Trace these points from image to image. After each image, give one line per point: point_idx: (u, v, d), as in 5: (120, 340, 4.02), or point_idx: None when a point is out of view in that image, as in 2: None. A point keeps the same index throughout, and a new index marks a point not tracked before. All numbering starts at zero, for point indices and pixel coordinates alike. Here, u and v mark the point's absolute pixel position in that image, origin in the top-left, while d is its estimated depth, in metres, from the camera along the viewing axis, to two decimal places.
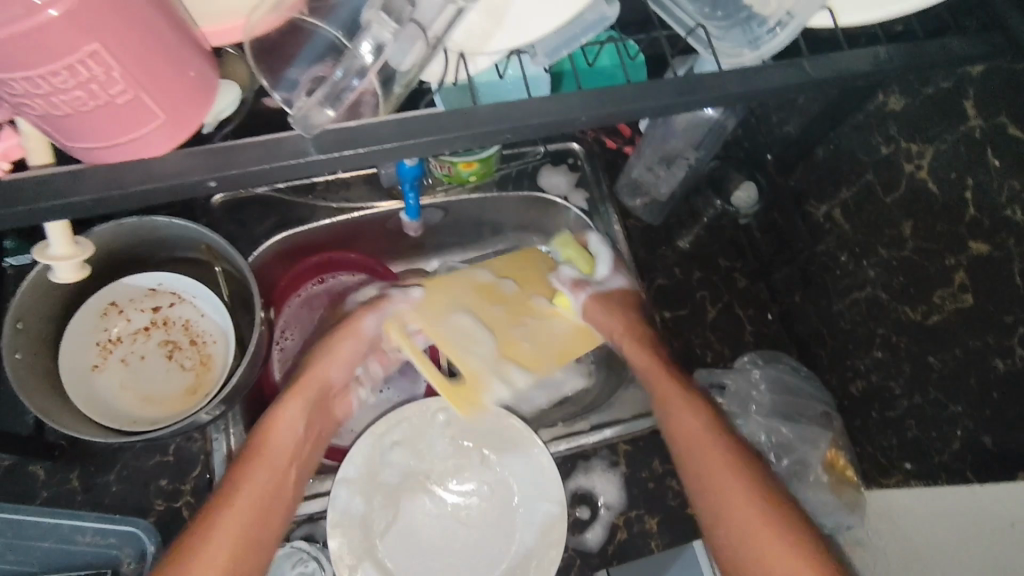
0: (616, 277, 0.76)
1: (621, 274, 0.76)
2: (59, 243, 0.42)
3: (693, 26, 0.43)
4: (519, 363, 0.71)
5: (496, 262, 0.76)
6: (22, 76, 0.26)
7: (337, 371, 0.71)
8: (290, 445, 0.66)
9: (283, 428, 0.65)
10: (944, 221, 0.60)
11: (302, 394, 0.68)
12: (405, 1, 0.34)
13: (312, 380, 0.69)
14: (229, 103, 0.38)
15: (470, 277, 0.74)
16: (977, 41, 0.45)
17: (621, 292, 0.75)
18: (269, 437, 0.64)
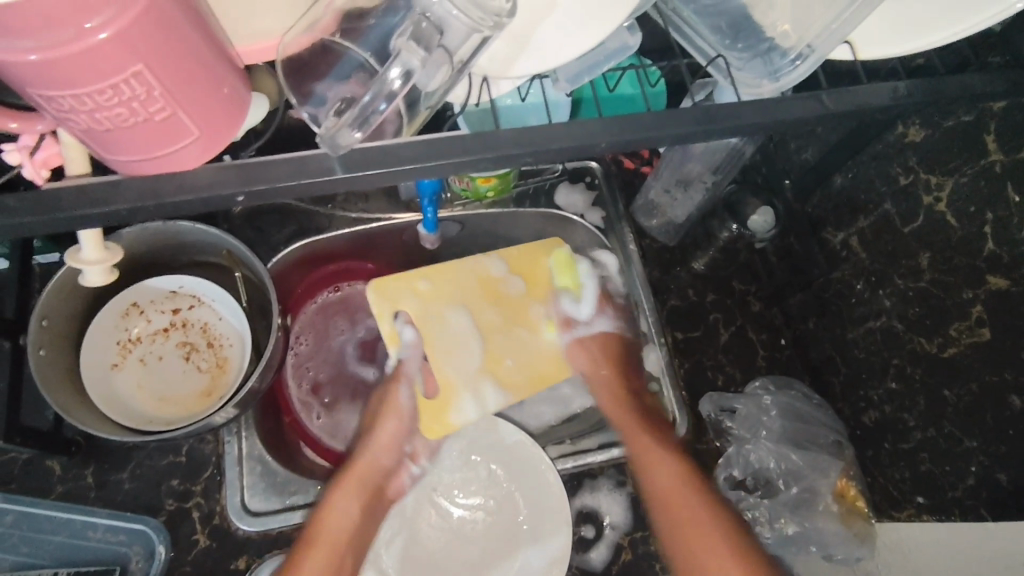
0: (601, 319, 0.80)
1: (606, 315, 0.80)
2: (89, 247, 0.43)
3: (713, 55, 0.44)
4: (496, 381, 0.74)
5: (511, 253, 0.78)
6: (71, 93, 0.27)
7: (386, 452, 0.73)
8: (349, 529, 0.67)
9: (338, 509, 0.67)
10: (963, 255, 0.60)
11: (357, 471, 0.71)
12: (434, 27, 0.34)
13: (364, 461, 0.72)
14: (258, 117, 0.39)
15: (483, 270, 0.76)
16: (999, 79, 0.45)
17: (603, 334, 0.80)
18: (324, 519, 0.66)
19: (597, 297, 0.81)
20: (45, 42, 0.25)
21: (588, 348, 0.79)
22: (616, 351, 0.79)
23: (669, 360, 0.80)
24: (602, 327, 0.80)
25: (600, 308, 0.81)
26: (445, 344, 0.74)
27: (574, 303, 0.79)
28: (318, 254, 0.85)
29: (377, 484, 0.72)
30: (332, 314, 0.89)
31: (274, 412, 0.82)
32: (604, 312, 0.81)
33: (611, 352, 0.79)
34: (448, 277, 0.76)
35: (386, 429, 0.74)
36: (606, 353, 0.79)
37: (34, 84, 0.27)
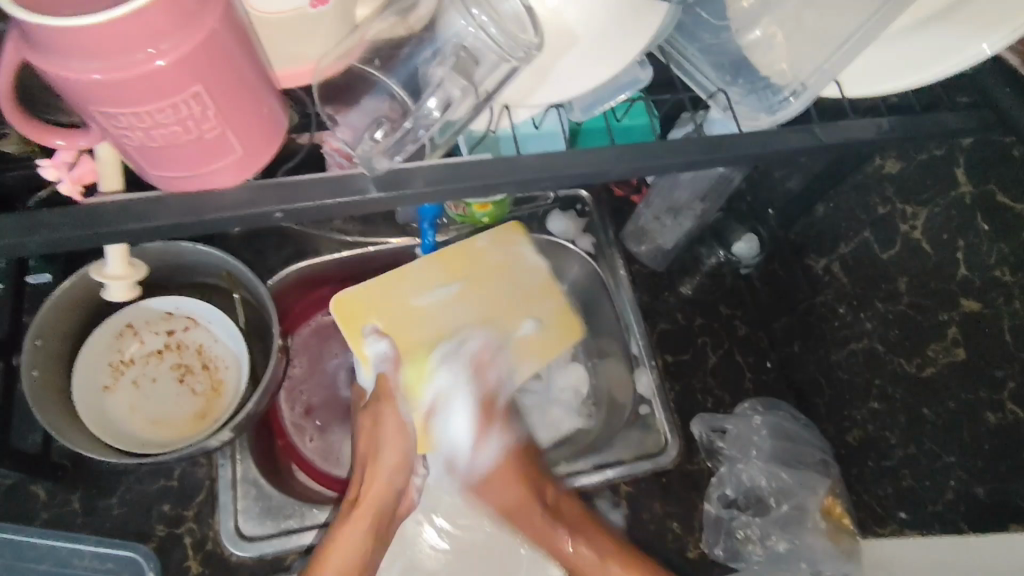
0: (489, 443, 0.72)
1: (494, 439, 0.72)
2: (116, 263, 0.44)
3: (714, 91, 0.48)
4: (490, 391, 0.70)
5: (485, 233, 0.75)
6: (131, 111, 0.29)
7: (393, 474, 0.69)
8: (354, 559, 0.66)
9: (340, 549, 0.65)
10: (939, 279, 0.64)
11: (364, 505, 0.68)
12: (472, 59, 0.38)
13: (371, 493, 0.68)
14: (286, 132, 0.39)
15: (467, 247, 0.74)
16: (968, 117, 0.49)
17: (497, 460, 0.72)
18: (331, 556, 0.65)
19: (477, 425, 0.71)
20: (110, 62, 0.27)
21: (491, 486, 0.73)
22: (527, 463, 0.73)
23: (660, 382, 0.83)
24: (494, 448, 0.73)
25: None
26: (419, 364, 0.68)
27: (451, 421, 0.69)
28: (312, 276, 0.86)
29: (385, 514, 0.69)
30: (326, 337, 0.88)
31: (266, 435, 0.81)
32: (489, 438, 0.72)
33: (512, 471, 0.73)
34: (393, 299, 0.70)
35: (388, 451, 0.69)
36: (506, 477, 0.72)
37: (95, 103, 0.28)
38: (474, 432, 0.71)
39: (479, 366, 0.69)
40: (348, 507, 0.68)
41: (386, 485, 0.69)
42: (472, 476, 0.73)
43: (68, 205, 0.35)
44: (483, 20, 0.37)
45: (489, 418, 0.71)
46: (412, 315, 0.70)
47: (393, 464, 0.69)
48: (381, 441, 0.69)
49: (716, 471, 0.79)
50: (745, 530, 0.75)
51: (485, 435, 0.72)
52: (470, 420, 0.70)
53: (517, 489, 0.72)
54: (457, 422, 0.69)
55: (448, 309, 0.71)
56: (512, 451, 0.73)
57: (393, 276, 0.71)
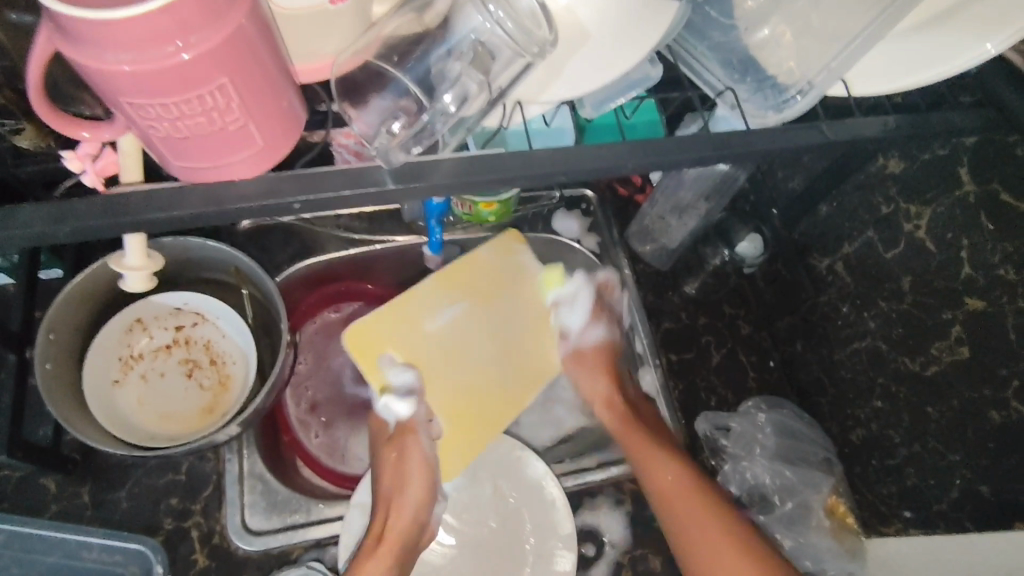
0: (593, 328, 0.79)
1: (598, 325, 0.79)
2: (135, 255, 0.45)
3: (722, 89, 0.48)
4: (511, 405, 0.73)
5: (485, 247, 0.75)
6: (159, 102, 0.30)
7: (414, 510, 0.69)
8: None
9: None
10: (942, 278, 0.65)
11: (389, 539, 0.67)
12: (490, 54, 0.39)
13: (394, 522, 0.68)
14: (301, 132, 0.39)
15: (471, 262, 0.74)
16: (972, 115, 0.50)
17: (596, 346, 0.78)
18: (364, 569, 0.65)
19: (591, 309, 0.78)
20: (140, 55, 0.27)
21: (589, 360, 0.78)
22: (613, 358, 0.79)
23: (664, 380, 0.83)
24: (600, 332, 0.79)
25: (594, 318, 0.79)
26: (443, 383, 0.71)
27: (575, 310, 0.78)
28: (319, 274, 0.86)
29: (407, 543, 0.68)
30: (332, 334, 0.89)
31: (274, 429, 0.82)
32: (601, 319, 0.79)
33: (607, 361, 0.78)
34: (402, 327, 0.70)
35: (414, 488, 0.69)
36: (599, 360, 0.78)
37: (125, 94, 0.29)
38: (585, 312, 0.79)
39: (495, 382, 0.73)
40: (374, 536, 0.67)
41: (409, 519, 0.68)
42: (576, 353, 0.78)
43: (95, 195, 0.37)
44: (500, 16, 0.37)
45: (600, 304, 0.79)
46: (422, 338, 0.71)
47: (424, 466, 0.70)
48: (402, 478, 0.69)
49: (719, 469, 0.80)
50: (749, 528, 0.76)
51: (577, 312, 0.78)
52: (586, 309, 0.78)
53: (609, 369, 0.78)
54: (579, 307, 0.78)
55: (462, 326, 0.73)
56: (610, 342, 0.79)
57: (401, 302, 0.70)
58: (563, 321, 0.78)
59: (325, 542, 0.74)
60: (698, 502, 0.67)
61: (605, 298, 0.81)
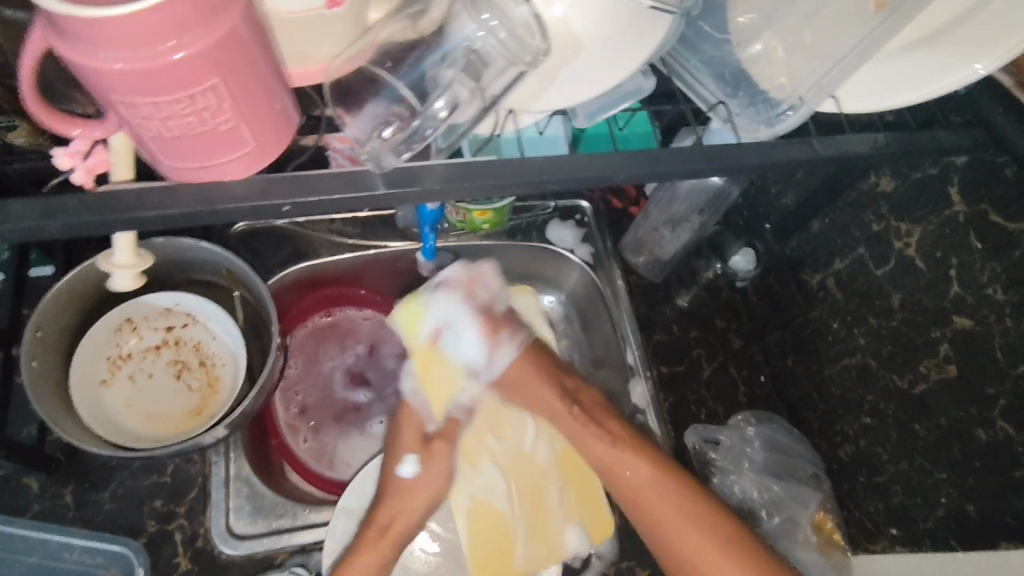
0: (503, 351, 0.71)
1: (506, 348, 0.71)
2: (124, 253, 0.45)
3: (715, 102, 0.49)
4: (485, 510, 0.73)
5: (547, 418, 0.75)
6: (151, 100, 0.30)
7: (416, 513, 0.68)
8: None
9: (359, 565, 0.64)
10: (931, 297, 0.65)
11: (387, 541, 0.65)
12: (482, 61, 0.39)
13: (384, 514, 0.66)
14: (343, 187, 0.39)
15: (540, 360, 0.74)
16: (962, 136, 0.51)
17: (514, 364, 0.71)
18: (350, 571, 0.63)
19: (481, 330, 0.71)
20: (132, 53, 0.28)
21: (514, 386, 0.72)
22: (540, 359, 0.72)
23: (655, 392, 0.83)
24: (508, 352, 0.71)
25: (494, 343, 0.71)
26: (469, 443, 0.74)
27: (461, 339, 0.71)
28: (311, 277, 0.85)
29: (396, 537, 0.66)
30: (323, 339, 0.88)
31: (260, 434, 0.80)
32: (500, 345, 0.71)
33: (533, 369, 0.71)
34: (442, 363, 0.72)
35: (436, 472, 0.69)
36: (526, 376, 0.71)
37: (116, 92, 0.29)
38: (480, 341, 0.71)
39: (498, 520, 0.73)
40: (373, 532, 0.65)
41: (414, 515, 0.67)
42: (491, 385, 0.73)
43: (86, 192, 0.37)
44: (493, 25, 0.38)
45: (493, 325, 0.71)
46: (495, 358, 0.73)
47: (425, 498, 0.68)
48: (420, 480, 0.68)
49: (707, 482, 0.80)
50: None
51: (471, 344, 0.70)
52: (475, 336, 0.71)
53: (542, 368, 0.72)
54: (464, 340, 0.70)
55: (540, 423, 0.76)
56: (524, 351, 0.72)
57: (468, 320, 0.72)
58: (465, 360, 0.71)
59: (311, 547, 0.73)
60: (663, 488, 0.65)
61: (495, 308, 0.73)
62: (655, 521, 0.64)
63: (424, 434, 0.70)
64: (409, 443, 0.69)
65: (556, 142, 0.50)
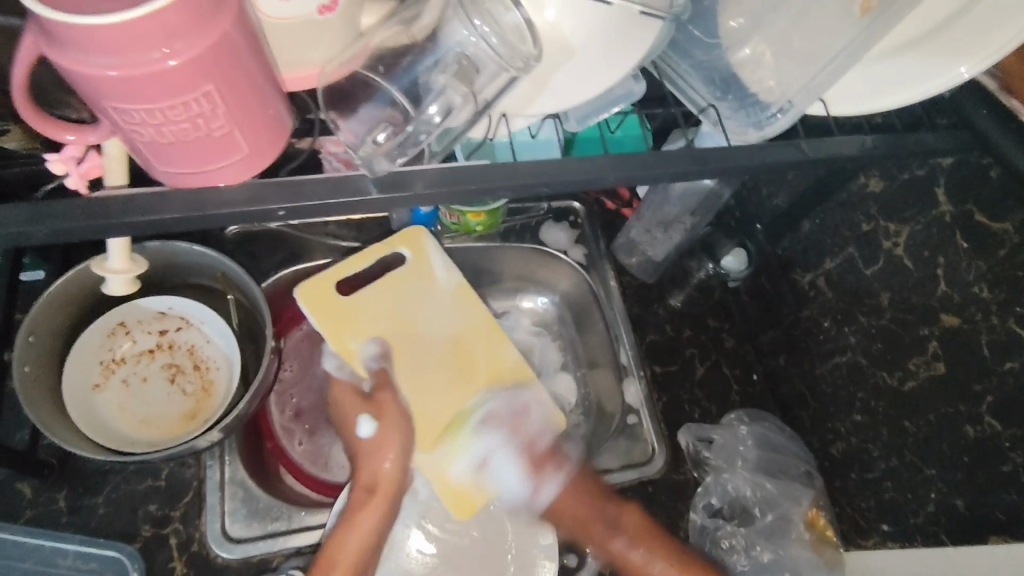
0: (547, 486, 0.72)
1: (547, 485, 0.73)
2: (117, 257, 0.45)
3: (705, 106, 0.49)
4: (436, 447, 0.73)
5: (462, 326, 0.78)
6: (145, 107, 0.30)
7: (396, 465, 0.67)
8: (367, 541, 0.64)
9: (356, 523, 0.64)
10: (919, 295, 0.66)
11: (375, 494, 0.66)
12: (475, 67, 0.40)
13: (365, 473, 0.67)
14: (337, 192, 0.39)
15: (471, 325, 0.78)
16: (947, 137, 0.51)
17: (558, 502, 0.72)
18: (345, 539, 0.63)
19: (526, 468, 0.72)
20: (125, 59, 0.28)
21: (558, 514, 0.72)
22: (589, 484, 0.72)
23: (647, 392, 0.84)
24: (549, 428, 0.74)
25: (540, 476, 0.73)
26: (405, 386, 0.74)
27: (506, 472, 0.72)
28: (303, 280, 0.85)
29: (388, 493, 0.66)
30: (318, 341, 0.88)
31: (255, 438, 0.81)
32: (547, 480, 0.72)
33: (583, 506, 0.71)
34: (409, 354, 0.76)
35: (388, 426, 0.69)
36: (578, 509, 0.71)
37: (110, 99, 0.30)
38: (524, 477, 0.72)
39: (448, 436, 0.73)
40: (360, 493, 0.66)
41: (393, 476, 0.67)
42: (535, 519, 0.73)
43: (81, 197, 0.37)
44: (485, 31, 0.38)
45: (538, 460, 0.72)
46: (439, 326, 0.77)
47: (394, 454, 0.68)
48: (378, 437, 0.68)
49: (701, 480, 0.80)
50: (730, 540, 0.76)
51: (514, 479, 0.72)
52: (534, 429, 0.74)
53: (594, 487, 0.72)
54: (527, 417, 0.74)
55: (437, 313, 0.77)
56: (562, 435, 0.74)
57: (387, 283, 0.77)
58: (500, 489, 0.72)
59: (306, 550, 0.73)
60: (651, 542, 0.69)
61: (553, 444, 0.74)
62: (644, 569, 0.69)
63: (359, 390, 0.72)
64: (354, 408, 0.71)
65: (549, 145, 0.51)
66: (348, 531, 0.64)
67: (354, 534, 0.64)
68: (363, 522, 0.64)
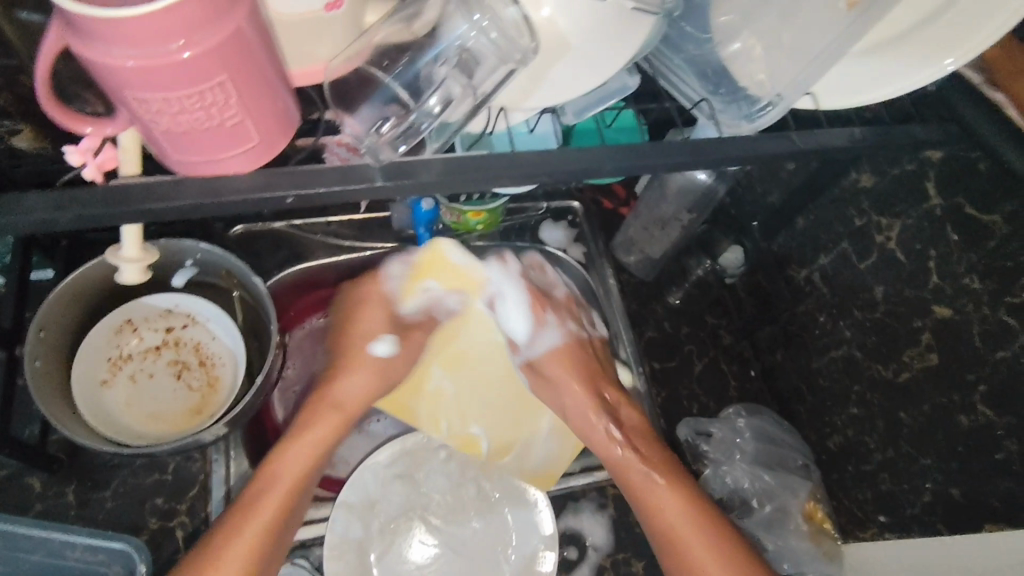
0: (548, 328, 0.76)
1: (550, 321, 0.76)
2: (130, 245, 0.47)
3: (698, 100, 0.52)
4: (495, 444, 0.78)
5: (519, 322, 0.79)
6: (162, 97, 0.32)
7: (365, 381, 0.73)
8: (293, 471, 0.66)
9: (287, 458, 0.67)
10: (912, 288, 0.68)
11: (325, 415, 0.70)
12: (474, 59, 0.41)
13: (335, 391, 0.72)
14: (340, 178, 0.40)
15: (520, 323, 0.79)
16: (935, 129, 0.53)
17: (561, 344, 0.76)
18: (289, 450, 0.67)
19: (532, 316, 0.76)
20: (144, 51, 0.29)
21: (554, 362, 0.76)
22: (579, 359, 0.76)
23: (646, 387, 0.84)
24: (550, 337, 0.76)
25: (540, 321, 0.76)
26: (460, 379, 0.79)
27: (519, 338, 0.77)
28: (309, 278, 0.86)
29: (344, 414, 0.71)
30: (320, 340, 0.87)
31: (260, 434, 0.81)
32: (546, 321, 0.76)
33: (569, 362, 0.75)
34: (468, 370, 0.79)
35: (365, 373, 0.73)
36: (568, 362, 0.75)
37: (129, 89, 0.31)
38: (527, 318, 0.76)
39: (517, 436, 0.79)
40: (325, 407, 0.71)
41: (363, 398, 0.72)
42: (530, 363, 0.78)
43: (96, 187, 0.39)
44: (484, 25, 0.40)
45: (541, 304, 0.76)
46: (488, 345, 0.79)
47: (376, 376, 0.73)
48: (392, 359, 0.74)
49: (700, 473, 0.81)
50: None
51: (518, 319, 0.76)
52: (521, 309, 0.76)
53: (576, 367, 0.75)
54: (511, 312, 0.76)
55: (483, 332, 0.79)
56: (571, 340, 0.76)
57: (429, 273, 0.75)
58: (510, 329, 0.77)
59: (311, 543, 0.73)
60: (694, 515, 0.66)
61: (544, 288, 0.77)
62: (685, 541, 0.65)
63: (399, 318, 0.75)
64: (383, 325, 0.74)
65: (546, 140, 0.51)
66: (282, 456, 0.67)
67: (284, 461, 0.66)
68: (292, 454, 0.67)
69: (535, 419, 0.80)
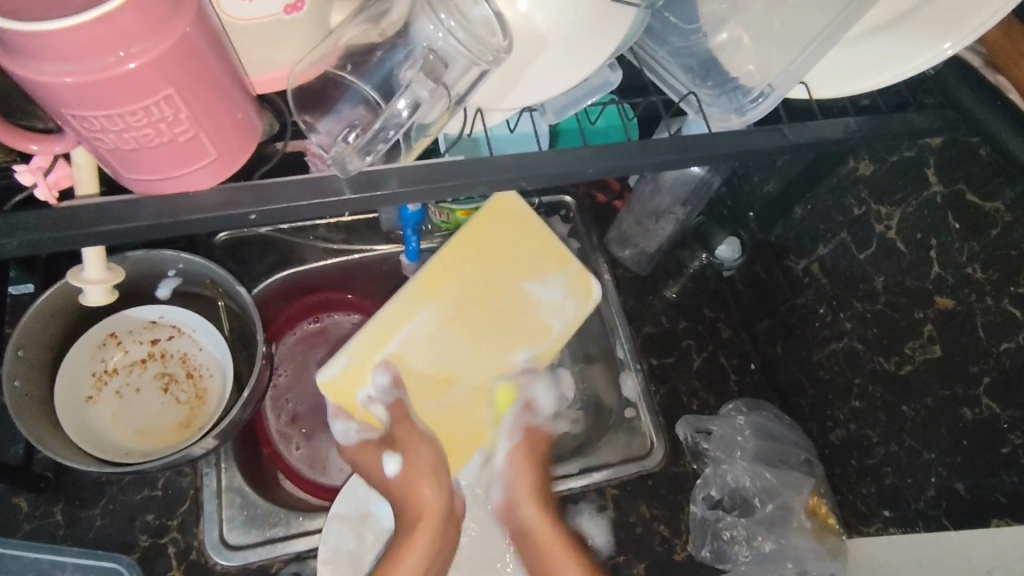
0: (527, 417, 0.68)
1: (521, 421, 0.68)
2: (93, 268, 0.45)
3: (685, 93, 0.49)
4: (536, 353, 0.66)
5: (421, 296, 0.62)
6: (104, 114, 0.30)
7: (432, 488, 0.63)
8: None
9: (407, 565, 0.62)
10: (913, 278, 0.66)
11: (426, 520, 0.63)
12: (441, 61, 0.39)
13: (409, 502, 0.64)
14: (309, 194, 0.39)
15: (414, 309, 0.62)
16: (932, 117, 0.51)
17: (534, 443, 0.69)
18: (399, 574, 0.62)
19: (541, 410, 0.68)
20: (80, 65, 0.28)
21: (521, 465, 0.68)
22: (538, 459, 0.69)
23: (645, 384, 0.82)
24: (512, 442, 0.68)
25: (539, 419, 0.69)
26: (460, 377, 0.64)
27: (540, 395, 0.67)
28: (296, 284, 0.85)
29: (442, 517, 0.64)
30: (312, 344, 0.87)
31: (252, 444, 0.80)
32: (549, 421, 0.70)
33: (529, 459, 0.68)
34: (458, 364, 0.64)
35: (421, 483, 0.63)
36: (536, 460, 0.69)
37: (69, 106, 0.29)
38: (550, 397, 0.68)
39: (535, 320, 0.65)
40: (409, 519, 0.64)
41: (435, 501, 0.63)
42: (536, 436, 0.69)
43: (52, 207, 0.37)
44: (451, 26, 0.38)
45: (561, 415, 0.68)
46: (425, 330, 0.62)
47: (431, 472, 0.62)
48: (407, 464, 0.62)
49: (700, 472, 0.79)
50: (731, 531, 0.75)
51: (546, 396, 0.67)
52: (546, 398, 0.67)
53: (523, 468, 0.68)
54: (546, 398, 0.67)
55: (416, 346, 0.62)
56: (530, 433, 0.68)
57: (353, 375, 0.61)
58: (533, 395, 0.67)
59: (305, 555, 0.72)
60: None
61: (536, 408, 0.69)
62: None
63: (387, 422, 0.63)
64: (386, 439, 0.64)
65: (529, 139, 0.51)
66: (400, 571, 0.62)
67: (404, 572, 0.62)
68: (406, 563, 0.62)
69: (529, 304, 0.65)
